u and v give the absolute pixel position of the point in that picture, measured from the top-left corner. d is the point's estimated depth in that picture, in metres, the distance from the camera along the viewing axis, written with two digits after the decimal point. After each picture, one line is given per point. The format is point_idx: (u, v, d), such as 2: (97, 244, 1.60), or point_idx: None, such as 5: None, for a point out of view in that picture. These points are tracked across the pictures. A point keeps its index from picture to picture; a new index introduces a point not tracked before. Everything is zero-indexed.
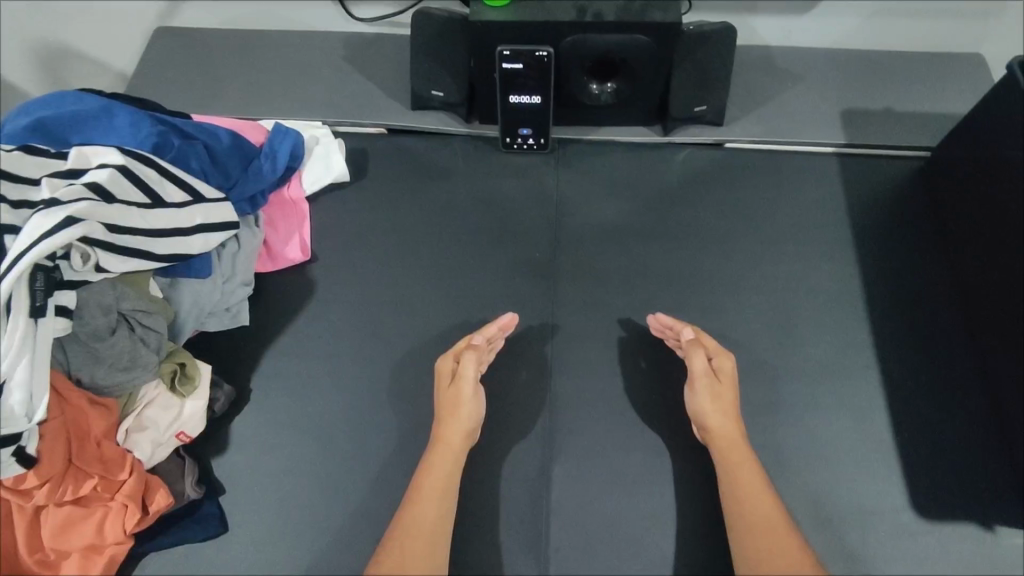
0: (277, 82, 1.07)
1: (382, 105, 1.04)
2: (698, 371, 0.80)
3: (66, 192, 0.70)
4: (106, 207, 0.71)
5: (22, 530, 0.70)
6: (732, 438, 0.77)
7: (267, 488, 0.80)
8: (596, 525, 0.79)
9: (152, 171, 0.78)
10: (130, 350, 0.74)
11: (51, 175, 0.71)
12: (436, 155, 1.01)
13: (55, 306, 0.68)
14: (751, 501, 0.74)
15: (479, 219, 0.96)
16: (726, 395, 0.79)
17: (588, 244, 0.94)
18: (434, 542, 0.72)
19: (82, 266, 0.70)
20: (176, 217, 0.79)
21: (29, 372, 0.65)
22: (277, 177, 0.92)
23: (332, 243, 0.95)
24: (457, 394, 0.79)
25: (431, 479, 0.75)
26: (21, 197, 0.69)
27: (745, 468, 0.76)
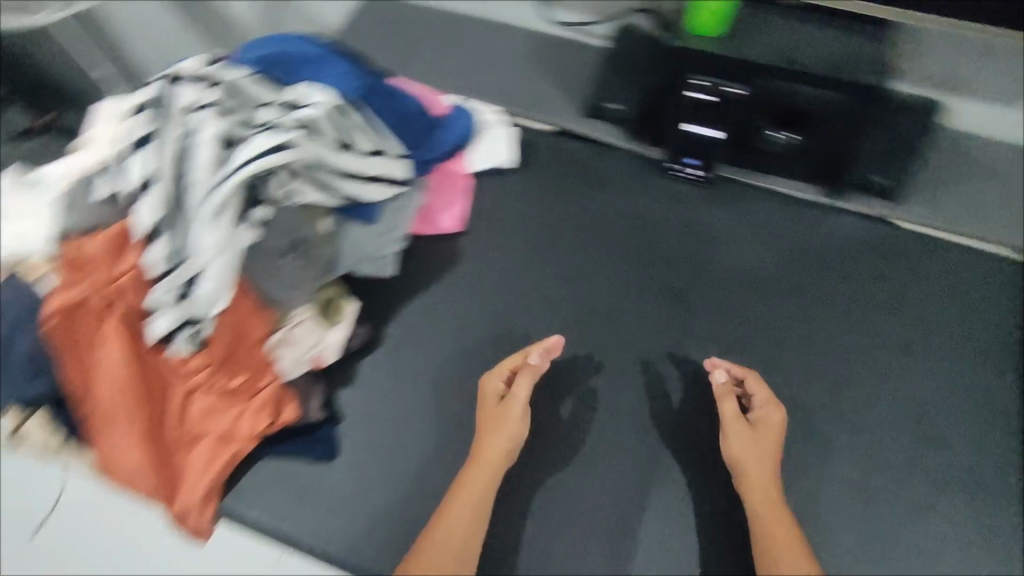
0: (465, 65, 1.14)
1: (557, 107, 1.09)
2: (728, 417, 0.80)
3: (283, 121, 0.77)
4: (312, 142, 0.78)
5: (172, 406, 0.77)
6: (763, 493, 0.75)
7: (376, 431, 0.85)
8: (673, 560, 0.79)
9: (351, 120, 0.85)
10: (297, 274, 0.80)
11: (271, 104, 0.80)
12: (598, 165, 1.04)
13: (251, 219, 0.73)
14: (789, 565, 0.70)
15: (625, 237, 0.98)
16: (763, 444, 0.78)
17: (729, 287, 0.94)
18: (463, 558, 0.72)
19: (282, 187, 0.75)
20: (363, 164, 0.85)
21: (223, 270, 0.70)
22: (449, 149, 1.00)
23: (485, 222, 1.00)
24: (506, 411, 0.80)
25: (461, 501, 0.75)
26: (245, 116, 0.77)
27: (783, 528, 0.73)
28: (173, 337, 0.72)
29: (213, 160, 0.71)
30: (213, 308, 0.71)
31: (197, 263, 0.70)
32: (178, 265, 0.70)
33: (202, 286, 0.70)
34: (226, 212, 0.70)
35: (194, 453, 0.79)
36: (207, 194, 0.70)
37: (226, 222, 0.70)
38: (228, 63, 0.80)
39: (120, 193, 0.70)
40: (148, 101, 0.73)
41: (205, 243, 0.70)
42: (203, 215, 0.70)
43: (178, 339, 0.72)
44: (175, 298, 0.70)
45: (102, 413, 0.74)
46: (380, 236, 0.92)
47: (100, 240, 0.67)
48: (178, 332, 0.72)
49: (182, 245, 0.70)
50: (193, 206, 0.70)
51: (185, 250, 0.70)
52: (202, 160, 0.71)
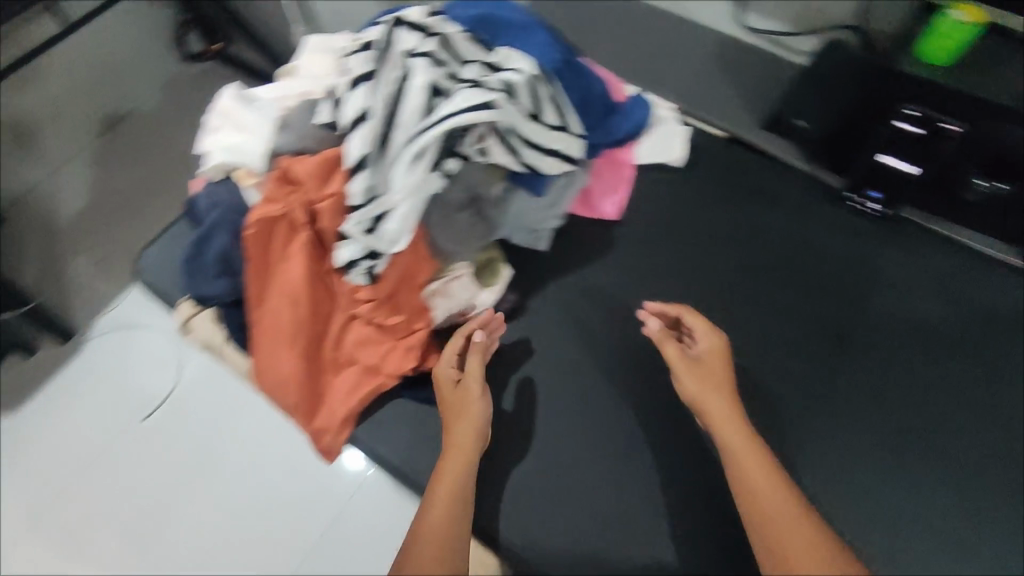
0: (646, 58, 1.13)
1: (735, 114, 1.06)
2: (673, 352, 0.80)
3: (487, 81, 0.79)
4: (510, 105, 0.79)
5: (333, 329, 0.81)
6: (731, 428, 0.72)
7: (505, 397, 0.86)
8: None
9: (544, 91, 0.85)
10: (467, 230, 0.84)
11: (477, 63, 0.82)
12: (770, 179, 1.00)
13: (441, 171, 0.74)
14: (761, 487, 0.66)
15: (784, 258, 0.95)
16: (716, 375, 0.77)
17: (889, 332, 0.90)
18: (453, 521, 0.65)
19: (475, 145, 0.78)
20: (549, 137, 0.86)
21: (411, 210, 0.72)
22: (622, 136, 0.99)
23: (643, 215, 0.99)
24: (467, 395, 0.77)
25: (444, 485, 0.69)
26: (453, 71, 0.79)
27: (750, 453, 0.69)
28: (354, 264, 0.76)
29: (422, 106, 0.74)
30: (394, 244, 0.74)
31: (390, 200, 0.73)
32: (373, 199, 0.73)
33: (389, 222, 0.73)
34: (424, 157, 0.72)
35: (340, 379, 0.81)
36: (410, 138, 0.73)
37: (422, 166, 0.72)
38: (445, 19, 0.83)
39: (336, 124, 0.75)
40: (373, 43, 0.78)
41: (400, 183, 0.72)
42: (404, 158, 0.72)
43: (358, 268, 0.76)
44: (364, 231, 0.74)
45: (273, 322, 0.78)
46: (541, 209, 0.92)
47: (314, 161, 0.74)
48: (360, 261, 0.76)
49: (380, 181, 0.74)
50: (396, 147, 0.73)
51: (381, 186, 0.74)
52: (411, 105, 0.74)
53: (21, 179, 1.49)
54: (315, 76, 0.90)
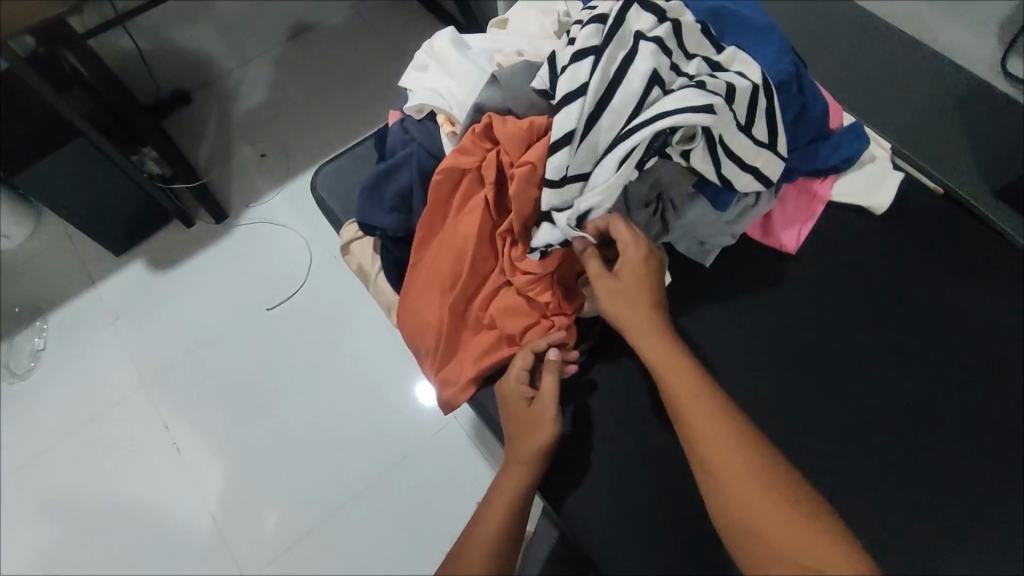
0: (871, 88, 1.02)
1: (961, 172, 0.94)
2: (597, 270, 0.73)
3: (709, 81, 0.73)
4: (727, 113, 0.72)
5: (484, 289, 0.81)
6: (655, 356, 0.69)
7: (627, 402, 0.83)
8: None
9: (763, 103, 0.77)
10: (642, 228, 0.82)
11: (702, 59, 0.76)
12: (982, 250, 0.88)
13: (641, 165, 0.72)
14: (699, 436, 0.64)
15: (972, 342, 0.84)
16: (631, 292, 0.71)
17: None
18: (496, 541, 0.70)
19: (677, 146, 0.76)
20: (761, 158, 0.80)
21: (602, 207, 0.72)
22: (824, 167, 0.90)
23: (821, 255, 0.90)
24: (540, 412, 0.77)
25: (498, 497, 0.74)
26: (676, 63, 0.75)
27: (684, 391, 0.66)
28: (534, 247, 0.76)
29: (637, 94, 0.70)
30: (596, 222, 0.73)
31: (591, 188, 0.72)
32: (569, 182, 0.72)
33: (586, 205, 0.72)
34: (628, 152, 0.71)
35: (477, 337, 0.82)
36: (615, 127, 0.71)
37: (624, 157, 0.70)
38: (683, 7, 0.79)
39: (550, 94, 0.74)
40: (605, 16, 0.75)
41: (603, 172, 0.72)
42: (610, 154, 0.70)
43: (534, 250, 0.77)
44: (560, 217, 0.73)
45: (435, 267, 0.80)
46: (718, 224, 0.87)
47: (519, 126, 0.73)
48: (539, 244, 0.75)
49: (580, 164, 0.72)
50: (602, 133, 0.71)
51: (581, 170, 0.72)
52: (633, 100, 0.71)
53: (220, 67, 1.62)
54: (534, 37, 0.87)
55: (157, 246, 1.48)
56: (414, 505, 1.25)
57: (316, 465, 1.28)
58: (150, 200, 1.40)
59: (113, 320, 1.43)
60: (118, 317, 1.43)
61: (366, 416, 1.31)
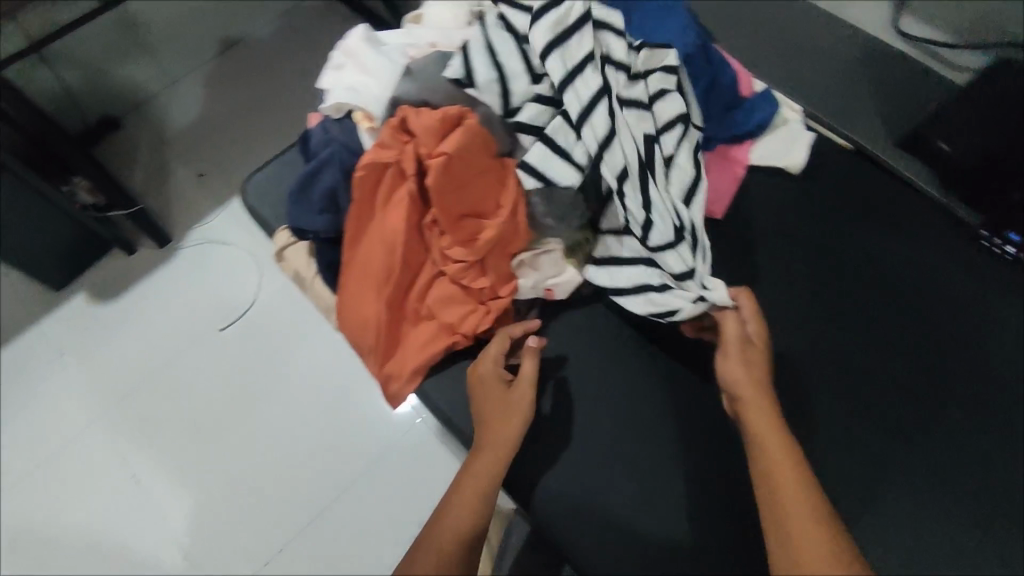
0: (779, 55, 1.06)
1: (870, 128, 0.99)
2: (730, 335, 0.75)
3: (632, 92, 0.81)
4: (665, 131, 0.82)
5: (420, 281, 0.82)
6: (762, 420, 0.68)
7: (573, 378, 0.85)
8: None
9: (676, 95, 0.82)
10: None
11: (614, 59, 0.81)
12: (892, 199, 0.93)
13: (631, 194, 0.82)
14: (794, 507, 0.60)
15: (890, 286, 0.88)
16: (757, 365, 0.73)
17: (996, 385, 0.83)
18: (475, 514, 0.69)
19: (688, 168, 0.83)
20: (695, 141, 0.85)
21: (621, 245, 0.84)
22: (741, 133, 0.94)
23: (747, 218, 0.94)
24: (518, 395, 0.77)
25: (471, 483, 0.71)
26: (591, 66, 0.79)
27: (789, 463, 0.64)
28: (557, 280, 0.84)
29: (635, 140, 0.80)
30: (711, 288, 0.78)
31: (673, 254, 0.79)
32: (658, 251, 0.79)
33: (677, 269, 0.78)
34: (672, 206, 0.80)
35: (418, 328, 0.83)
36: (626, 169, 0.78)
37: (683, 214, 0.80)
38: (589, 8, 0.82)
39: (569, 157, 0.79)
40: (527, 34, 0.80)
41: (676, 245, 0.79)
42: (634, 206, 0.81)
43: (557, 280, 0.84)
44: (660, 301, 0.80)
45: (365, 264, 0.80)
46: None
47: (433, 118, 0.74)
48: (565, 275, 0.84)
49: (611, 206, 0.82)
50: (651, 200, 0.78)
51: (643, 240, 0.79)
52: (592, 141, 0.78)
53: (145, 90, 1.58)
54: (446, 29, 0.87)
55: (96, 278, 1.44)
56: (385, 510, 1.25)
57: (283, 481, 1.27)
58: (85, 233, 1.36)
59: (57, 357, 1.38)
60: (64, 352, 1.38)
61: (328, 426, 1.30)
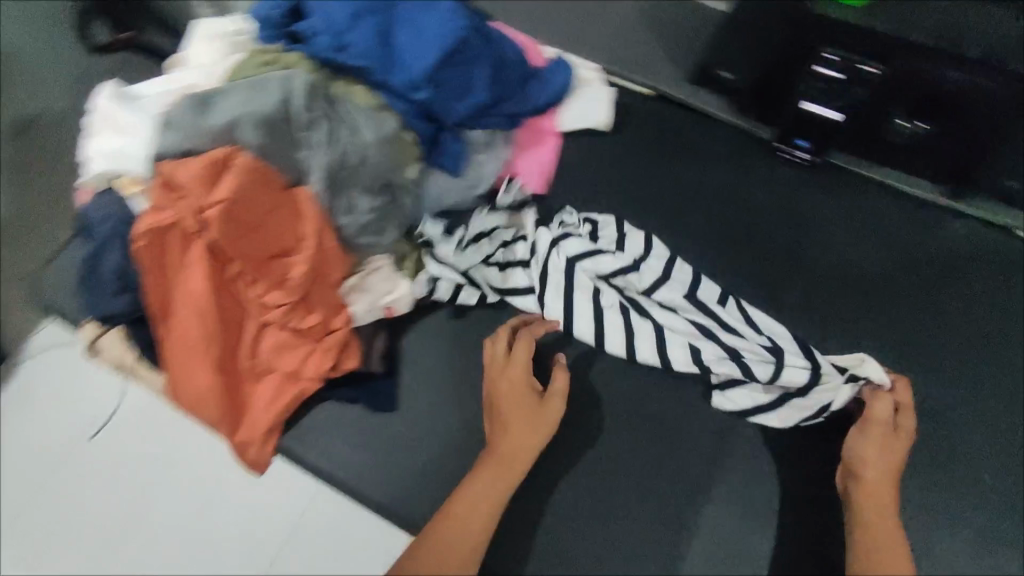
0: (566, 14, 1.05)
1: (661, 69, 1.00)
2: (879, 424, 0.73)
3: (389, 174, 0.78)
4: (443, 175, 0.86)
5: (247, 336, 0.76)
6: (880, 494, 0.70)
7: (439, 390, 0.82)
8: (721, 555, 0.76)
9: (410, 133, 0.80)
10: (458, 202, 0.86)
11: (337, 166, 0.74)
12: (696, 134, 0.96)
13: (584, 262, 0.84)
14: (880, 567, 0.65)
15: (714, 216, 0.92)
16: (897, 450, 0.72)
17: (825, 281, 0.88)
18: (477, 539, 0.68)
19: (651, 272, 0.85)
20: (626, 257, 0.85)
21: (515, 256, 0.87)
22: (542, 104, 0.94)
23: (570, 185, 0.94)
24: (546, 415, 0.75)
25: (480, 492, 0.71)
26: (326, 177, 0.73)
27: (882, 527, 0.68)
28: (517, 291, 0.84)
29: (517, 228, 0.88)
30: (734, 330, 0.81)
31: (791, 368, 0.77)
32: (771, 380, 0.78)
33: (769, 376, 0.77)
34: (659, 308, 0.83)
35: (261, 385, 0.78)
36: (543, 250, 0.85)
37: (692, 314, 0.83)
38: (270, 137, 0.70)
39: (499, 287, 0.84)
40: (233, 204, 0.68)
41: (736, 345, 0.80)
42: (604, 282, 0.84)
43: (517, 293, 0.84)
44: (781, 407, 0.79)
45: (177, 337, 0.73)
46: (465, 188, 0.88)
47: (196, 164, 0.67)
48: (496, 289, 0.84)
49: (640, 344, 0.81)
50: (729, 340, 0.80)
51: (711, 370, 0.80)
52: (597, 316, 0.82)
53: None
54: (201, 63, 0.81)
55: None
56: None
57: None
58: None
59: None
60: None
61: None
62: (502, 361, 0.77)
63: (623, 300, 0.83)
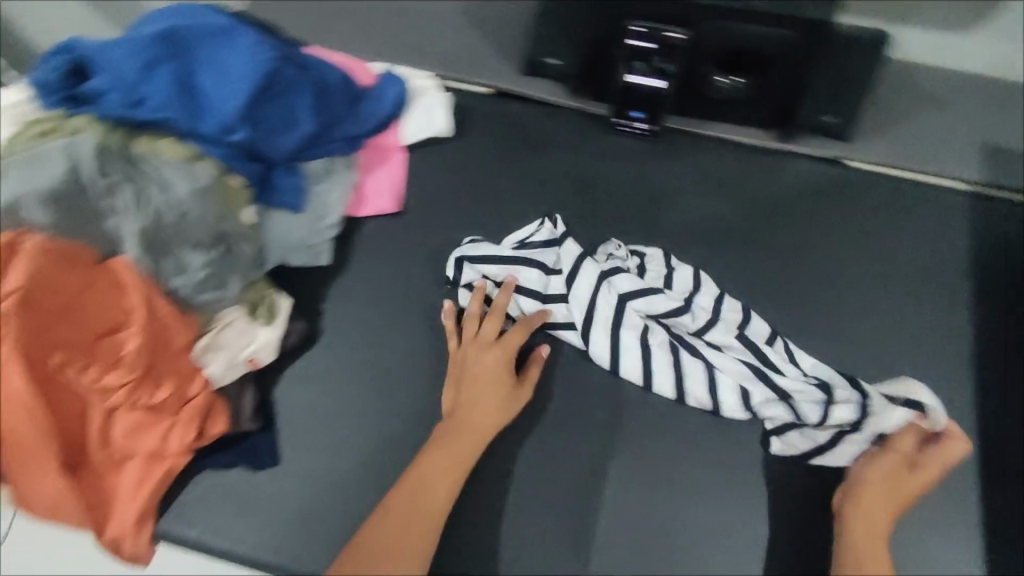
0: (392, 25, 1.04)
1: (494, 66, 1.00)
2: (900, 452, 0.76)
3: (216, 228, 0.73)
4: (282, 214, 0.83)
5: (93, 426, 0.70)
6: (873, 515, 0.73)
7: (321, 433, 0.80)
8: (627, 532, 0.77)
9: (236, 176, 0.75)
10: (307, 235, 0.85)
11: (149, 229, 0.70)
12: (538, 124, 0.97)
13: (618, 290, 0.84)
14: None
15: (569, 201, 0.92)
16: (906, 487, 0.75)
17: (683, 243, 0.90)
18: (440, 513, 0.73)
19: (675, 301, 0.83)
20: (676, 299, 0.84)
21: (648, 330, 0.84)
22: (379, 122, 0.91)
23: (423, 197, 0.93)
24: (518, 396, 0.79)
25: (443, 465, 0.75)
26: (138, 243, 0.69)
27: (880, 557, 0.71)
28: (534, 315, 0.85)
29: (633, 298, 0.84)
30: (741, 360, 0.82)
31: (840, 405, 0.78)
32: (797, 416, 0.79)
33: (853, 416, 0.77)
34: (683, 347, 0.83)
35: (124, 473, 0.73)
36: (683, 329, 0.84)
37: (741, 354, 0.82)
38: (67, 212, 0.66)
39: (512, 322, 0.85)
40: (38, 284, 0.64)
41: (741, 372, 0.81)
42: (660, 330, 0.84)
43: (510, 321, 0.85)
44: (799, 433, 0.79)
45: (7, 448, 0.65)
46: (311, 223, 0.85)
47: None
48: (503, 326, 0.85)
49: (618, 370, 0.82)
50: (780, 384, 0.80)
51: (685, 391, 0.81)
52: (644, 353, 0.82)
53: None
54: None
55: None
56: None
57: None
58: None
59: None
60: None
61: None
62: (490, 342, 0.81)
63: (670, 338, 0.83)
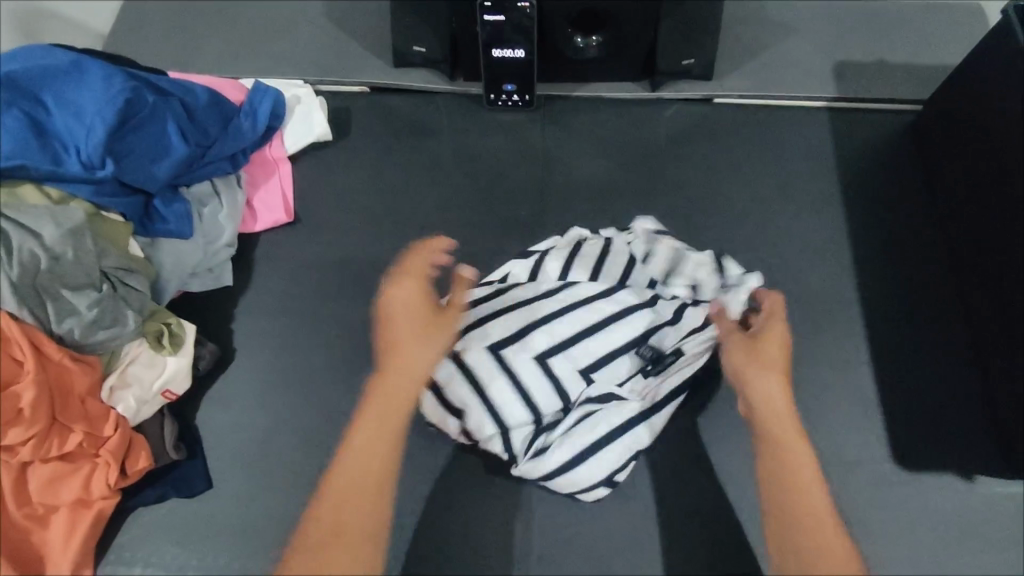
0: (259, 41, 1.04)
1: (366, 63, 1.02)
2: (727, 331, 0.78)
3: (111, 264, 0.73)
4: (172, 241, 0.82)
5: (8, 485, 0.70)
6: (759, 401, 0.74)
7: (251, 448, 0.80)
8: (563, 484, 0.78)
9: (115, 211, 0.77)
10: (208, 260, 0.86)
11: (27, 284, 0.69)
12: (418, 113, 0.99)
13: (550, 363, 0.79)
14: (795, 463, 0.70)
15: (458, 179, 0.95)
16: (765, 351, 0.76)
17: (575, 200, 0.93)
18: (389, 470, 0.70)
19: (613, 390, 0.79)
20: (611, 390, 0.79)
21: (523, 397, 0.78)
22: (258, 136, 0.91)
23: (316, 203, 0.94)
24: (439, 317, 0.77)
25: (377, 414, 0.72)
26: (19, 298, 0.69)
27: (796, 444, 0.71)
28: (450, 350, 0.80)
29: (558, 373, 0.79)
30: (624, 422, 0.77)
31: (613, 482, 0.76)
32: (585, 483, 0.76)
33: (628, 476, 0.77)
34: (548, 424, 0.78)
35: (51, 528, 0.72)
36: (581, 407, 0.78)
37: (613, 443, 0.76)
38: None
39: None
40: None
41: (593, 436, 0.77)
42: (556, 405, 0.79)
43: None
44: (579, 476, 0.76)
45: None
46: (205, 246, 0.85)
47: None
48: None
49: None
50: (606, 468, 0.76)
51: (483, 432, 0.77)
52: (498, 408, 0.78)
53: None
54: None
55: None
56: None
57: None
58: None
59: None
60: None
61: None
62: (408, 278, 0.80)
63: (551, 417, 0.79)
